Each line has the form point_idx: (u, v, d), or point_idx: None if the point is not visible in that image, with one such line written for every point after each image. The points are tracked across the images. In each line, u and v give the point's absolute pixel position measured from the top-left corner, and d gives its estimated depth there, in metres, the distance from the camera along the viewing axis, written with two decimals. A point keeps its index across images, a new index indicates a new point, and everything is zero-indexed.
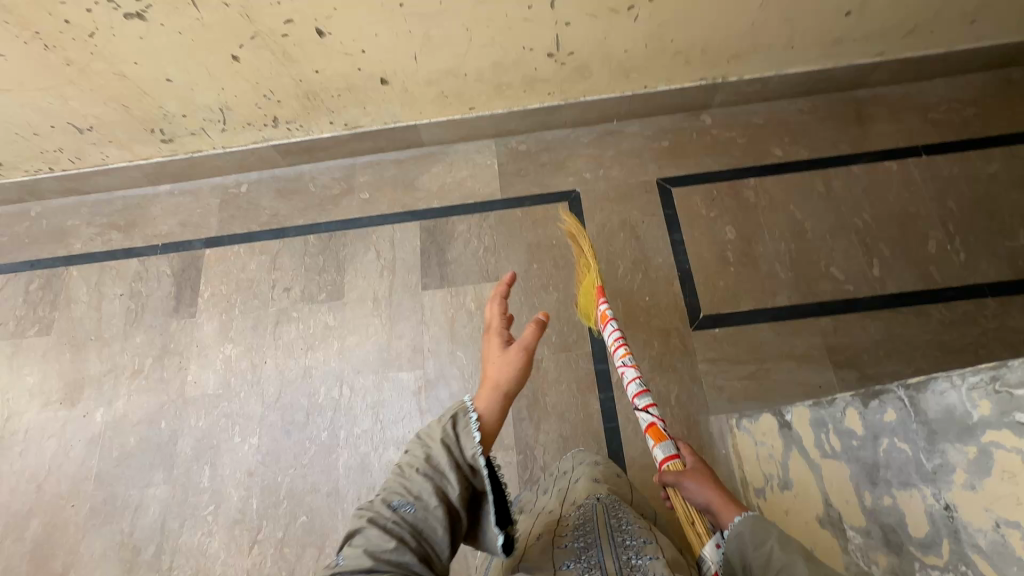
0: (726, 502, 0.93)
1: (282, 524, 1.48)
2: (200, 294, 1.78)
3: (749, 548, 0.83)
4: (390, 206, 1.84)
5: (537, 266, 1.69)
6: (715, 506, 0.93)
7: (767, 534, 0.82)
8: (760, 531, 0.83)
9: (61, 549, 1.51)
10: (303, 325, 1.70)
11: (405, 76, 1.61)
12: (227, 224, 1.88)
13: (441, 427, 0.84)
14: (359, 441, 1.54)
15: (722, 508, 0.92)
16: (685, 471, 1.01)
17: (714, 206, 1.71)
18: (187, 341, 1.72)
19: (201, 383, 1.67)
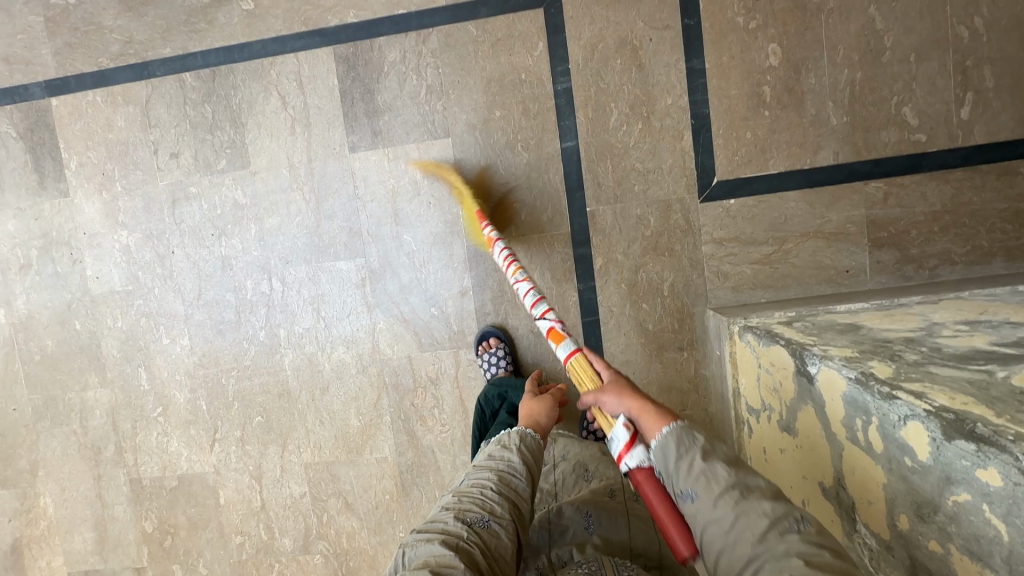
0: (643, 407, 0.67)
1: (238, 424, 1.39)
2: (65, 165, 1.36)
3: (661, 462, 0.61)
4: (287, 23, 1.27)
5: (500, 115, 1.24)
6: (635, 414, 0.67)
7: (683, 440, 0.60)
8: (675, 436, 0.61)
9: (21, 449, 1.47)
10: (207, 205, 1.34)
11: None
12: (67, 58, 1.34)
13: (489, 462, 0.81)
14: (303, 340, 1.35)
15: (642, 413, 0.66)
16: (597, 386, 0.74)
17: (756, 12, 1.16)
18: (71, 228, 1.38)
19: (104, 278, 1.39)
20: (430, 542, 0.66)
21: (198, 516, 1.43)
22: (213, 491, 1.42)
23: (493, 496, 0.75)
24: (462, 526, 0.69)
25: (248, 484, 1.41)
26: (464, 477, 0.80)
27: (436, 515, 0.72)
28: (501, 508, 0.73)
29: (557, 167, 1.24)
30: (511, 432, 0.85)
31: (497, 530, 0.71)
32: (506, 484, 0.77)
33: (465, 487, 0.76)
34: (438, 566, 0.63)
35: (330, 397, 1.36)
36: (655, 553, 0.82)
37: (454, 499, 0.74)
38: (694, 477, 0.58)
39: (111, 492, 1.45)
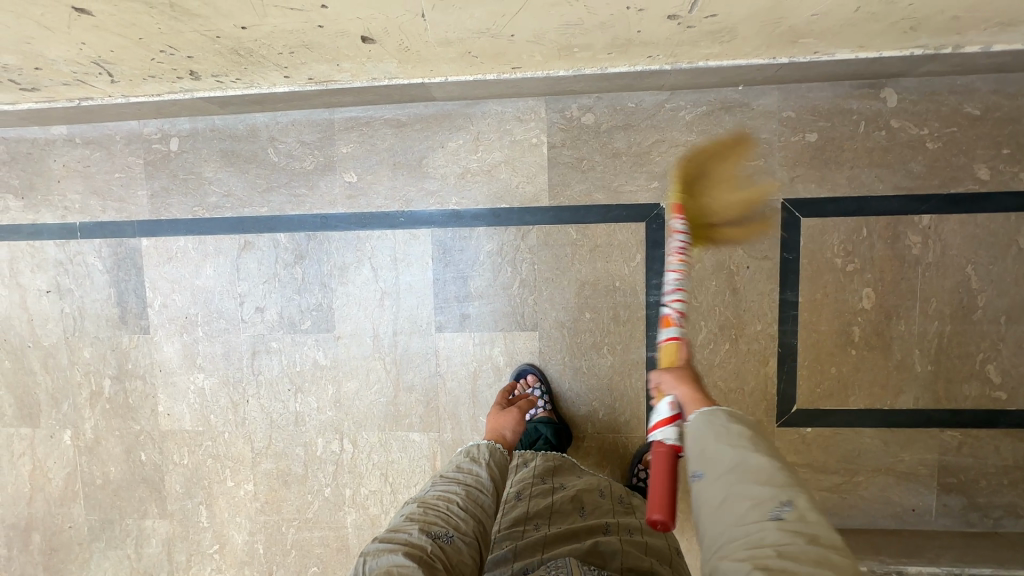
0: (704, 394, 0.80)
1: (293, 570, 1.41)
2: (148, 304, 1.38)
3: (693, 447, 0.74)
4: (388, 200, 1.28)
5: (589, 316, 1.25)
6: (686, 401, 0.81)
7: (719, 425, 0.73)
8: (712, 420, 0.74)
9: (72, 565, 1.49)
10: (287, 361, 1.35)
11: (405, 34, 0.88)
12: (162, 202, 1.35)
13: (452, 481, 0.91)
14: (368, 501, 1.37)
15: (693, 401, 0.80)
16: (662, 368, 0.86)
17: (855, 256, 1.19)
18: (148, 364, 1.39)
19: (176, 415, 1.40)
20: (395, 546, 0.74)
21: None
22: None
23: (457, 511, 0.84)
24: (426, 536, 0.77)
25: None
26: (432, 489, 0.90)
27: (401, 525, 0.80)
28: (463, 523, 0.82)
29: (639, 373, 1.26)
30: (478, 448, 1.00)
31: (458, 543, 0.79)
32: (468, 504, 0.86)
33: (432, 501, 0.85)
34: (401, 568, 0.70)
35: None
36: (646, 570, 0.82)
37: (420, 510, 0.83)
38: (711, 453, 0.71)
39: None
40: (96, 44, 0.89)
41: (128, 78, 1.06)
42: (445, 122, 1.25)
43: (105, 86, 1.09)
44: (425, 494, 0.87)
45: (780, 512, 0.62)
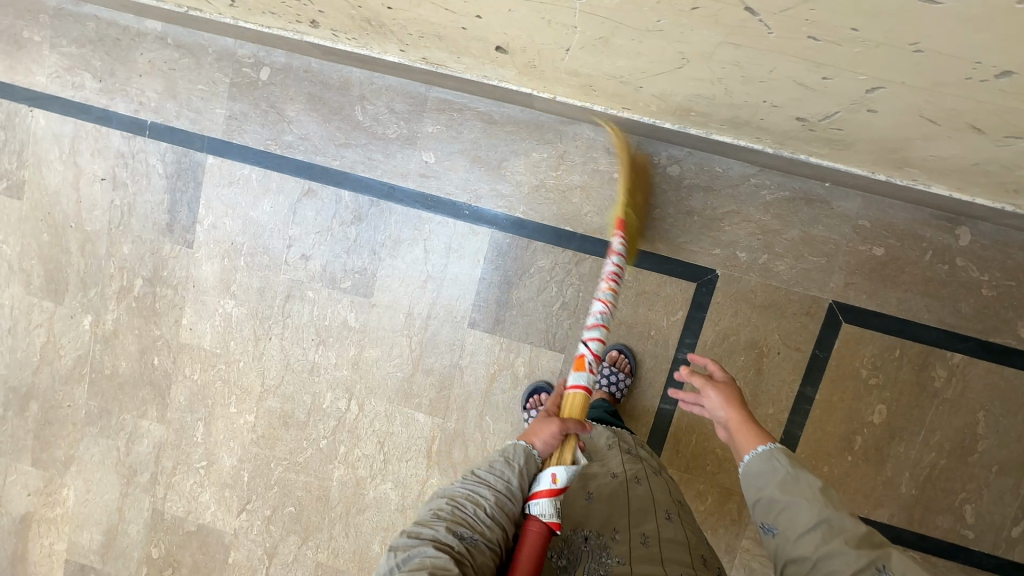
0: (745, 425, 0.85)
1: (270, 505, 1.47)
2: (198, 221, 1.39)
3: (747, 478, 0.81)
4: (458, 190, 1.30)
5: (616, 355, 1.29)
6: (732, 427, 0.87)
7: (774, 467, 0.78)
8: (768, 461, 0.79)
9: (61, 441, 1.54)
10: (318, 313, 1.38)
11: (539, 57, 0.89)
12: (237, 126, 1.34)
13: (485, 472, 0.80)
14: (358, 462, 1.42)
15: (741, 430, 0.86)
16: (713, 383, 0.93)
17: (880, 371, 1.23)
18: (183, 276, 1.42)
19: (197, 332, 1.43)
20: (423, 546, 0.71)
21: (204, 567, 1.52)
22: (226, 549, 1.51)
23: (487, 517, 0.76)
24: (454, 540, 0.72)
25: (259, 556, 1.50)
26: (465, 481, 0.81)
27: (431, 520, 0.75)
28: (494, 530, 0.75)
29: (646, 419, 1.31)
30: (516, 448, 0.82)
31: (485, 548, 0.73)
32: (500, 507, 0.77)
33: (463, 498, 0.78)
34: (429, 571, 0.68)
35: (363, 520, 1.44)
36: (652, 527, 0.87)
37: (450, 509, 0.76)
38: (776, 507, 0.77)
39: (132, 511, 1.54)
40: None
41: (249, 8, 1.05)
42: (536, 132, 1.25)
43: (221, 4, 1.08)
44: (457, 488, 0.79)
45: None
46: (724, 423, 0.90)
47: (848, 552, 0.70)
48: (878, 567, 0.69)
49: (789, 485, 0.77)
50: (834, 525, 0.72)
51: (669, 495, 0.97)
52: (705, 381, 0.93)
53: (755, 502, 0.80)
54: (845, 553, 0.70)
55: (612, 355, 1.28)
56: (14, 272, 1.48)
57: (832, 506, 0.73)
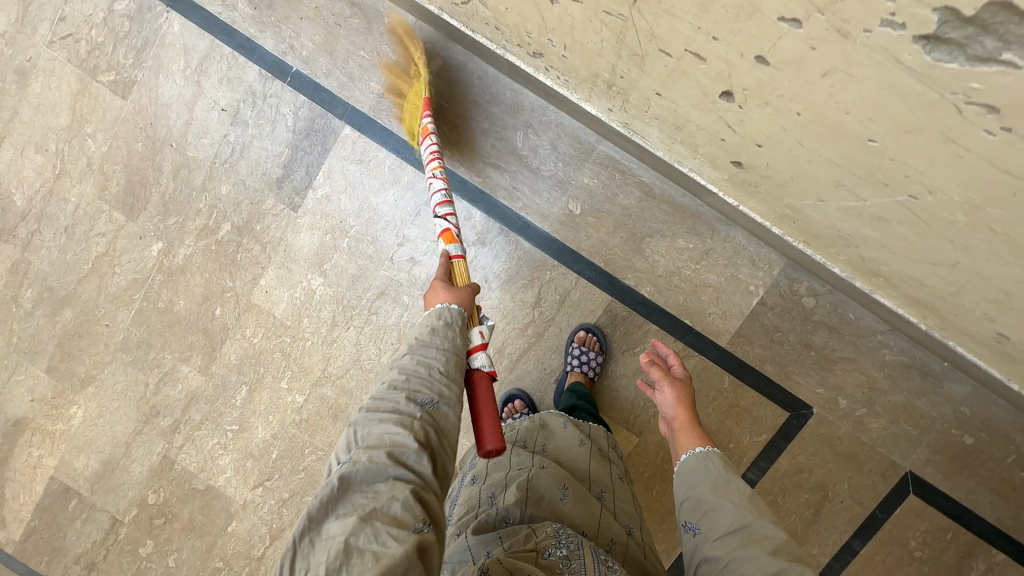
0: (688, 424, 0.90)
1: (290, 488, 1.41)
2: (312, 187, 1.30)
3: (682, 479, 0.82)
4: (592, 249, 1.26)
5: (584, 335, 1.27)
6: (677, 423, 0.92)
7: (710, 471, 0.80)
8: (705, 463, 0.81)
9: (86, 357, 1.43)
10: (406, 320, 1.32)
11: (773, 185, 0.86)
12: (387, 106, 1.26)
13: (420, 339, 0.79)
14: None
15: (683, 427, 0.90)
16: (670, 379, 0.98)
17: (927, 546, 1.27)
18: (276, 237, 1.33)
19: (273, 296, 1.35)
20: (387, 416, 0.70)
21: (199, 528, 1.45)
22: (228, 517, 1.44)
23: (439, 375, 0.76)
24: (411, 405, 0.71)
25: (261, 535, 1.43)
26: (408, 349, 0.79)
27: (384, 393, 0.74)
28: (450, 387, 0.75)
29: None
30: (448, 310, 0.83)
31: (444, 407, 0.73)
32: (451, 361, 0.78)
33: (412, 363, 0.76)
34: (393, 439, 0.68)
35: None
36: (618, 535, 0.86)
37: (402, 376, 0.75)
38: (703, 506, 0.77)
39: (140, 451, 1.45)
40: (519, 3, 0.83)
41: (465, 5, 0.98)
42: (690, 221, 1.23)
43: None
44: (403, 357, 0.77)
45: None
46: (669, 419, 0.95)
47: (761, 558, 0.68)
48: None
49: (720, 488, 0.77)
50: (754, 532, 0.71)
51: (634, 508, 0.96)
52: (660, 377, 0.98)
53: (683, 501, 0.80)
54: (758, 552, 0.69)
55: (580, 336, 1.26)
56: (90, 170, 1.35)
57: (757, 512, 0.73)
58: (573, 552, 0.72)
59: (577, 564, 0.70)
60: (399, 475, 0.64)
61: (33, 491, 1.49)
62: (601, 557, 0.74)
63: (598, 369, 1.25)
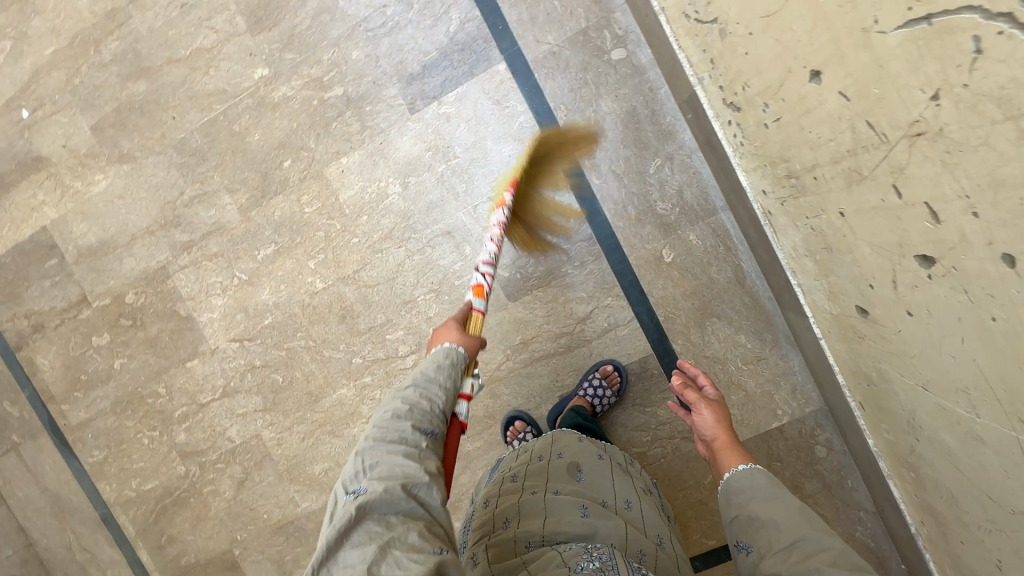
0: (729, 445, 0.93)
1: (266, 357, 1.40)
2: (438, 100, 1.25)
3: (732, 495, 0.84)
4: (660, 299, 1.24)
5: (609, 370, 1.26)
6: (718, 444, 0.95)
7: (755, 484, 0.82)
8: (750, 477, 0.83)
9: (136, 135, 1.36)
10: (457, 268, 1.30)
11: (882, 346, 0.85)
12: (550, 66, 1.21)
13: (425, 367, 0.83)
14: (368, 398, 1.37)
15: (724, 447, 0.93)
16: (706, 402, 1.00)
17: None
18: (379, 127, 1.28)
19: (344, 178, 1.31)
20: (392, 451, 0.70)
21: (159, 349, 1.43)
22: (193, 352, 1.42)
23: (438, 409, 0.78)
24: (417, 436, 0.73)
25: (215, 384, 1.43)
26: (412, 382, 0.80)
27: (387, 420, 0.74)
28: (440, 422, 0.78)
29: None
30: (454, 350, 0.85)
31: (440, 442, 0.76)
32: (448, 405, 0.80)
33: (413, 397, 0.78)
34: (404, 474, 0.68)
35: (326, 441, 1.40)
36: (648, 545, 0.90)
37: (406, 407, 0.76)
38: (753, 522, 0.77)
39: (142, 249, 1.41)
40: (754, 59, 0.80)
41: (698, 20, 0.92)
42: (760, 322, 1.22)
43: (692, 7, 0.92)
44: (404, 388, 0.79)
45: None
46: (709, 439, 0.97)
47: (819, 568, 0.66)
48: None
49: (769, 501, 0.79)
50: (812, 544, 0.70)
51: (659, 513, 1.00)
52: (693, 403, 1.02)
53: (735, 520, 0.81)
54: (816, 560, 0.67)
55: (604, 369, 1.26)
56: None
57: (810, 526, 0.72)
58: (606, 568, 0.76)
59: None
60: (409, 510, 0.65)
61: (22, 231, 1.45)
62: (631, 567, 0.79)
63: (604, 407, 1.25)
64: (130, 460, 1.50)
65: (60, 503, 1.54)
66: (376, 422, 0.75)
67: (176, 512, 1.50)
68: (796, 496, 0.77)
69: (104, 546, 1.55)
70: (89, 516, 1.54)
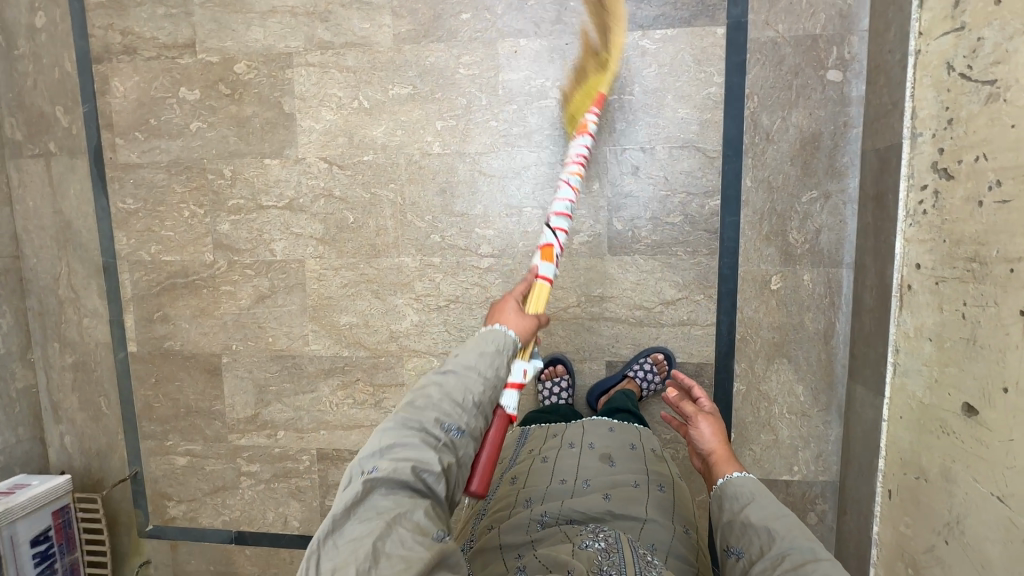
0: (727, 460, 0.84)
1: (348, 192, 1.34)
2: (644, 32, 1.21)
3: (721, 499, 0.78)
4: (746, 318, 1.25)
5: (660, 358, 1.27)
6: (714, 460, 0.85)
7: (742, 493, 0.76)
8: (738, 485, 0.78)
9: None
10: (577, 198, 1.27)
11: (970, 448, 0.87)
12: (765, 53, 1.18)
13: (472, 349, 0.76)
14: (428, 278, 1.33)
15: (722, 463, 0.84)
16: (702, 414, 0.91)
17: None
18: (573, 28, 1.22)
19: (514, 60, 1.25)
20: (413, 433, 0.67)
21: (245, 131, 1.35)
22: (278, 151, 1.35)
23: (473, 401, 0.72)
24: (439, 430, 0.68)
25: (284, 192, 1.36)
26: (454, 365, 0.74)
27: (419, 402, 0.70)
28: (476, 419, 0.73)
29: None
30: (505, 336, 0.78)
31: (466, 440, 0.71)
32: (486, 394, 0.74)
33: (450, 384, 0.73)
34: (418, 462, 0.65)
35: (366, 297, 1.36)
36: (666, 531, 0.86)
37: (440, 393, 0.71)
38: (741, 528, 0.73)
39: (277, 25, 1.31)
40: (1017, 136, 0.77)
41: (962, 75, 0.89)
42: (823, 382, 1.25)
43: (967, 58, 0.88)
44: (445, 371, 0.74)
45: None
46: (704, 454, 0.87)
47: None
48: None
49: (760, 509, 0.73)
50: (804, 554, 0.65)
51: (687, 506, 0.97)
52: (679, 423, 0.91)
53: (724, 523, 0.76)
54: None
55: (655, 356, 1.27)
56: None
57: (799, 537, 0.68)
58: (613, 549, 0.73)
59: (616, 557, 0.71)
60: (412, 498, 0.64)
61: None
62: (640, 550, 0.75)
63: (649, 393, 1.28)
64: (160, 224, 1.42)
65: (67, 232, 1.45)
66: (407, 398, 0.71)
67: (183, 296, 1.44)
68: (786, 507, 0.72)
69: (93, 294, 1.47)
70: (92, 258, 1.46)
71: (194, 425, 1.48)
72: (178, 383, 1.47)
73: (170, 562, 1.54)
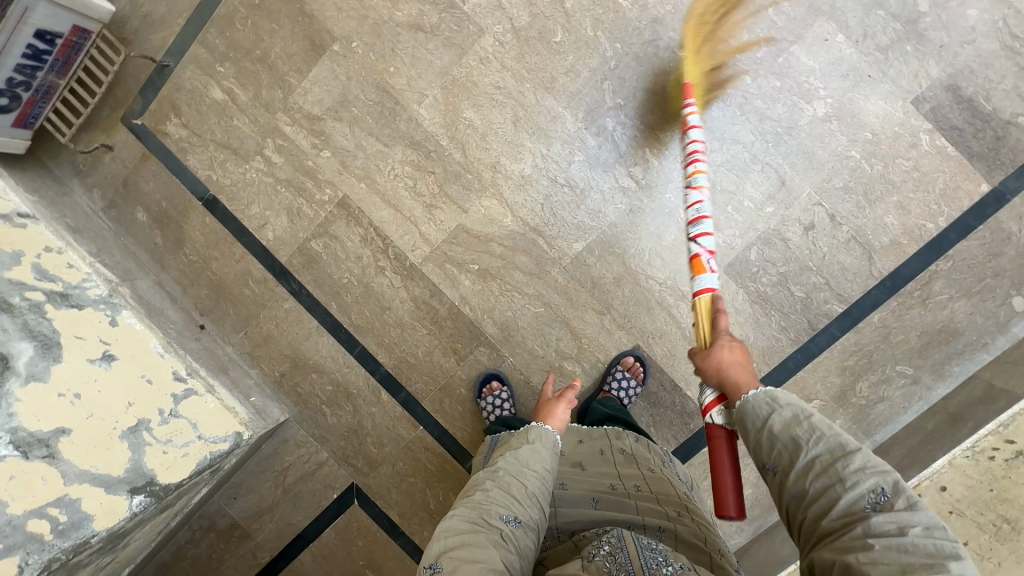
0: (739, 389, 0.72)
1: (578, 15, 1.20)
2: (930, 129, 1.14)
3: (741, 423, 0.67)
4: None
5: (631, 361, 1.25)
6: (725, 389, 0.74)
7: (759, 408, 0.66)
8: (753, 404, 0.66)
9: None
10: (746, 204, 1.20)
11: None
12: (992, 236, 1.14)
13: (510, 467, 0.85)
14: (570, 147, 1.23)
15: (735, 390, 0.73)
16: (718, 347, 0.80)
17: None
18: (886, 69, 1.13)
19: (817, 46, 1.15)
20: (471, 527, 0.72)
21: None
22: None
23: (522, 497, 0.79)
24: (499, 522, 0.74)
25: None
26: (501, 471, 0.84)
27: (473, 503, 0.77)
28: (530, 514, 0.77)
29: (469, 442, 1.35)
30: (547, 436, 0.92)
31: (524, 532, 0.74)
32: (534, 498, 0.80)
33: (498, 487, 0.81)
34: (481, 548, 0.69)
35: (504, 114, 1.25)
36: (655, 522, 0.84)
37: (489, 493, 0.79)
38: (766, 443, 0.63)
39: None
40: None
41: None
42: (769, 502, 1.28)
43: None
44: (489, 481, 0.82)
45: (882, 505, 0.55)
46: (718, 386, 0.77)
47: (844, 480, 0.57)
48: (875, 489, 0.55)
49: (783, 424, 0.63)
50: (833, 454, 0.59)
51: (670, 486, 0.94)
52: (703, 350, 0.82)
53: (746, 444, 0.66)
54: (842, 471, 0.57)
55: (626, 361, 1.25)
56: None
57: (816, 438, 0.61)
58: (618, 549, 0.67)
59: (618, 557, 0.65)
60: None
61: None
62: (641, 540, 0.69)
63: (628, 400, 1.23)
64: None
65: None
66: (465, 504, 0.78)
67: None
68: (790, 394, 0.65)
69: None
70: None
71: (256, 74, 1.32)
72: (276, 26, 1.30)
73: (130, 165, 1.40)
